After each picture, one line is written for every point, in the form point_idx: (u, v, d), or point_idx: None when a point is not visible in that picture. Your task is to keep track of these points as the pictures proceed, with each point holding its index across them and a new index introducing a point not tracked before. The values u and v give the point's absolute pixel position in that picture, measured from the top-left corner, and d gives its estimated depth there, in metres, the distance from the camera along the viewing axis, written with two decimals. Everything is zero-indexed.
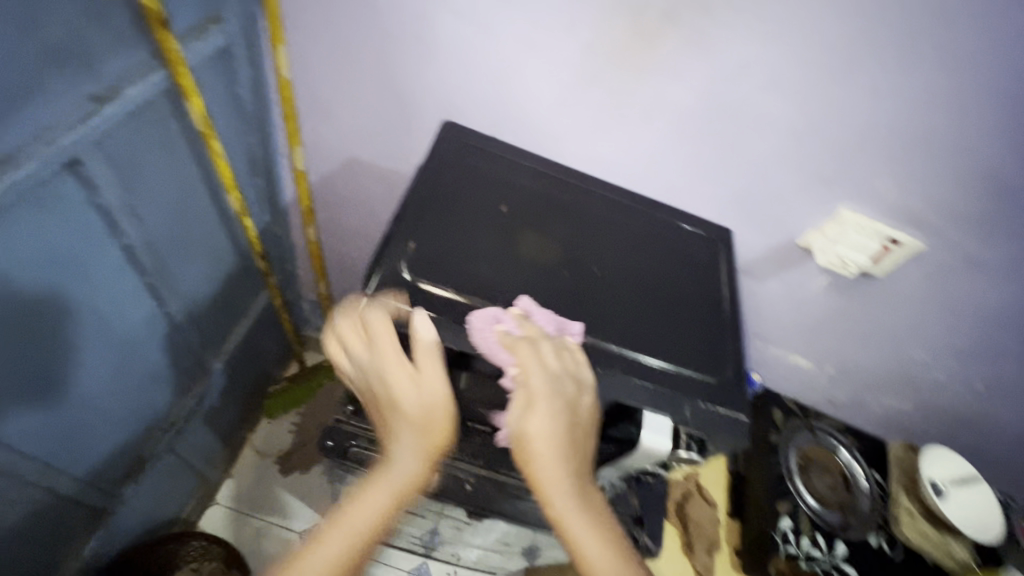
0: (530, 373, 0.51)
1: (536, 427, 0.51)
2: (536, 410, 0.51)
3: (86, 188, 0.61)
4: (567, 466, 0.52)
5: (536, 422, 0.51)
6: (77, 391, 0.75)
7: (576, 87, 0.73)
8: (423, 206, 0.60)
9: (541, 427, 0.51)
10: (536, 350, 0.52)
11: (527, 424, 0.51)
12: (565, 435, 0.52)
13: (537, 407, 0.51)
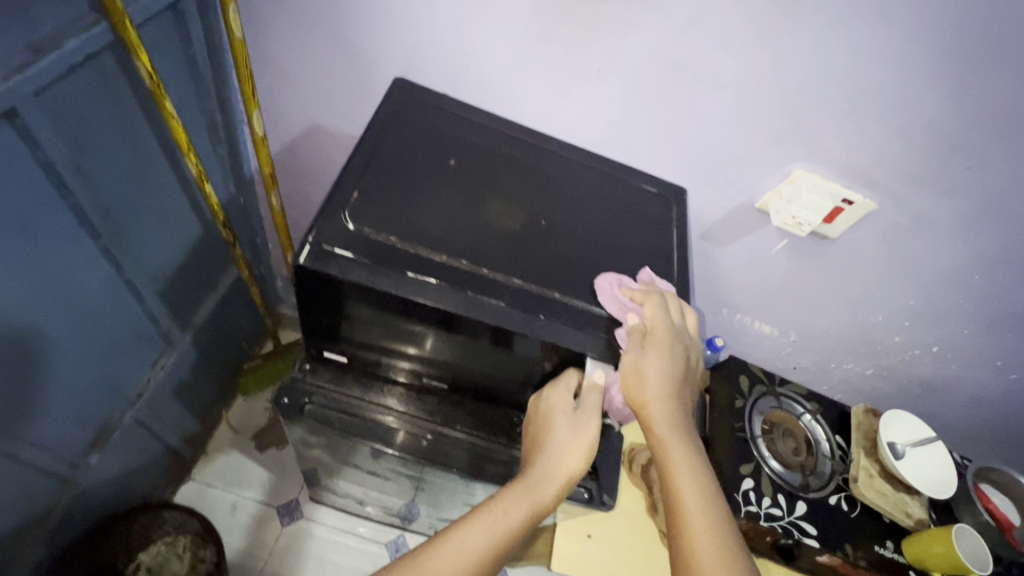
0: (655, 320, 0.57)
1: (658, 366, 0.56)
2: (657, 348, 0.56)
3: (27, 142, 0.60)
4: (677, 407, 0.57)
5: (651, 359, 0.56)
6: (32, 354, 0.74)
7: (530, 47, 0.73)
8: (370, 159, 0.60)
9: (663, 366, 0.56)
10: (663, 303, 0.58)
11: (648, 362, 0.55)
12: (679, 376, 0.57)
13: (665, 345, 0.56)
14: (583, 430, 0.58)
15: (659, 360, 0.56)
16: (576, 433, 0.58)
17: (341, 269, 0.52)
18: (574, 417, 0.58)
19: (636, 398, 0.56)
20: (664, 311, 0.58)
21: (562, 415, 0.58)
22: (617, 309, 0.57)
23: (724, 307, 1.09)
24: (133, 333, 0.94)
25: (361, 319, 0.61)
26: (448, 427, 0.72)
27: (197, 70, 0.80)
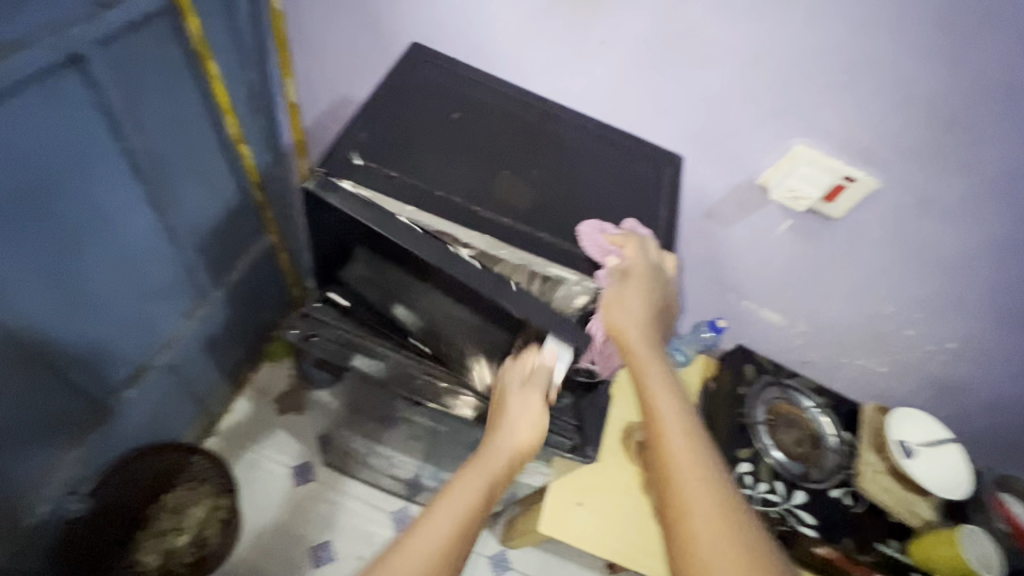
0: (637, 260, 0.61)
1: (636, 301, 0.61)
2: (636, 285, 0.61)
3: (89, 86, 0.69)
4: (652, 339, 0.62)
5: (630, 295, 0.61)
6: (83, 282, 0.84)
7: (538, 20, 0.78)
8: (379, 107, 0.66)
9: (637, 302, 0.62)
10: (643, 245, 0.63)
11: (630, 296, 0.61)
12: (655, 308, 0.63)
13: (641, 283, 0.61)
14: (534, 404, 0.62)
15: (641, 296, 0.61)
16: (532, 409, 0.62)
17: (340, 198, 0.58)
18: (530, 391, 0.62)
19: (617, 329, 0.61)
20: (643, 252, 0.62)
21: (514, 393, 0.63)
22: (598, 252, 0.61)
23: (730, 292, 1.10)
24: (170, 280, 1.03)
25: (361, 256, 0.67)
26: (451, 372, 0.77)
27: (240, 40, 0.89)
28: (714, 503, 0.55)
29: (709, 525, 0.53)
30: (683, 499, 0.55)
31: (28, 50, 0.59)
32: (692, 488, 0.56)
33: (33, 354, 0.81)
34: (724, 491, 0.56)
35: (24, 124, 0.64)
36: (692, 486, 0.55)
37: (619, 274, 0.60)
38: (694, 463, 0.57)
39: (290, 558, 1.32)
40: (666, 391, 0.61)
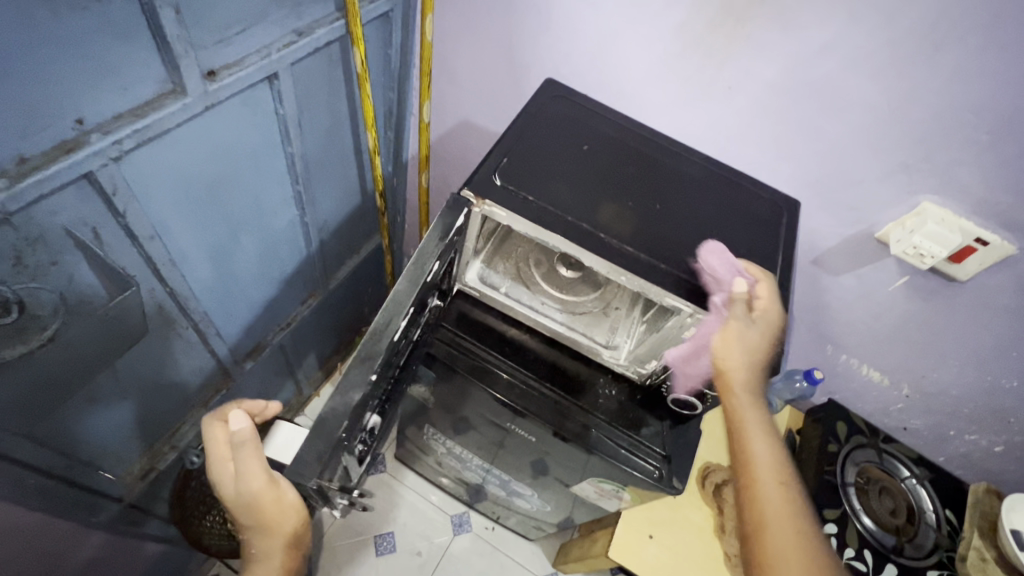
0: (763, 302, 0.66)
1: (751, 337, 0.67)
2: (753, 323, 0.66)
3: (275, 99, 0.81)
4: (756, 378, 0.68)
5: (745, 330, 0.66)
6: (237, 264, 0.96)
7: (666, 63, 0.83)
8: (519, 134, 0.73)
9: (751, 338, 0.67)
10: (770, 288, 0.66)
11: (746, 333, 0.66)
12: (765, 349, 0.67)
13: (760, 321, 0.66)
14: (257, 471, 0.58)
15: (754, 334, 0.66)
16: (256, 478, 0.58)
17: (431, 229, 0.66)
18: (243, 464, 0.58)
19: (723, 361, 0.67)
20: (773, 298, 0.66)
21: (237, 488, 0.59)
22: (721, 276, 0.65)
23: (827, 344, 1.07)
24: (296, 269, 1.15)
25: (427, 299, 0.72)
26: (541, 383, 0.81)
27: (389, 65, 1.01)
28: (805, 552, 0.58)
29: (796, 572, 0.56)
30: (764, 549, 0.59)
31: (243, 69, 0.71)
32: (774, 526, 0.60)
33: (194, 322, 0.92)
34: (815, 542, 0.58)
35: (226, 127, 0.75)
36: (783, 536, 0.59)
37: (741, 306, 0.65)
38: (784, 508, 0.61)
39: (355, 541, 1.39)
40: (761, 436, 0.66)
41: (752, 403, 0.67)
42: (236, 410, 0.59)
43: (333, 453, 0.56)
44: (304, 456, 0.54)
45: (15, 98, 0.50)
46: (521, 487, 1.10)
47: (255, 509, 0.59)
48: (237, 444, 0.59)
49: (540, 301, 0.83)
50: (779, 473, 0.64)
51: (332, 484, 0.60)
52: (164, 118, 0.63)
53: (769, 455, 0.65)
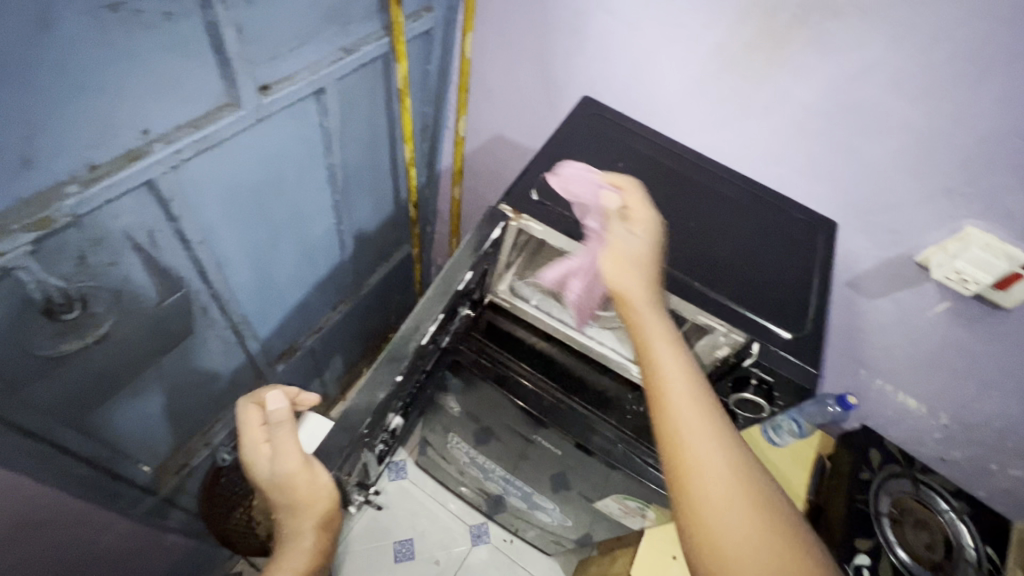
0: (639, 210, 0.66)
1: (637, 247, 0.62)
2: (630, 232, 0.63)
3: (320, 112, 0.84)
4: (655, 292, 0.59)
5: (625, 243, 0.62)
6: (275, 269, 0.99)
7: (702, 82, 0.83)
8: (556, 151, 0.74)
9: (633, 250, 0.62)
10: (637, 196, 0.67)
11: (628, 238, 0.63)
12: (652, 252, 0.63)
13: (637, 231, 0.64)
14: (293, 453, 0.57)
15: (637, 240, 0.63)
16: (292, 457, 0.57)
17: (465, 242, 0.69)
18: (280, 445, 0.58)
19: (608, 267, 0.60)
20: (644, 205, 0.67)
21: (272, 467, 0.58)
22: (589, 194, 0.69)
23: (861, 368, 1.04)
24: (330, 275, 1.19)
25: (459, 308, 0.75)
26: (568, 396, 0.81)
27: (427, 80, 1.04)
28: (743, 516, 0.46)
29: (739, 541, 0.45)
30: (693, 489, 0.47)
31: (293, 84, 0.74)
32: (701, 454, 0.48)
33: (232, 323, 0.96)
34: (740, 455, 0.49)
35: (274, 138, 0.79)
36: (710, 459, 0.48)
37: (612, 217, 0.66)
38: (702, 424, 0.50)
39: (374, 547, 1.41)
40: (666, 342, 0.55)
41: (653, 310, 0.57)
42: (273, 389, 0.62)
43: (353, 447, 0.60)
44: (327, 446, 0.58)
45: (90, 108, 0.54)
46: (542, 500, 1.09)
47: (289, 490, 0.57)
48: (273, 424, 0.60)
49: (570, 315, 0.84)
50: (700, 403, 0.52)
51: (351, 478, 0.63)
52: (218, 129, 0.66)
53: (679, 368, 0.54)
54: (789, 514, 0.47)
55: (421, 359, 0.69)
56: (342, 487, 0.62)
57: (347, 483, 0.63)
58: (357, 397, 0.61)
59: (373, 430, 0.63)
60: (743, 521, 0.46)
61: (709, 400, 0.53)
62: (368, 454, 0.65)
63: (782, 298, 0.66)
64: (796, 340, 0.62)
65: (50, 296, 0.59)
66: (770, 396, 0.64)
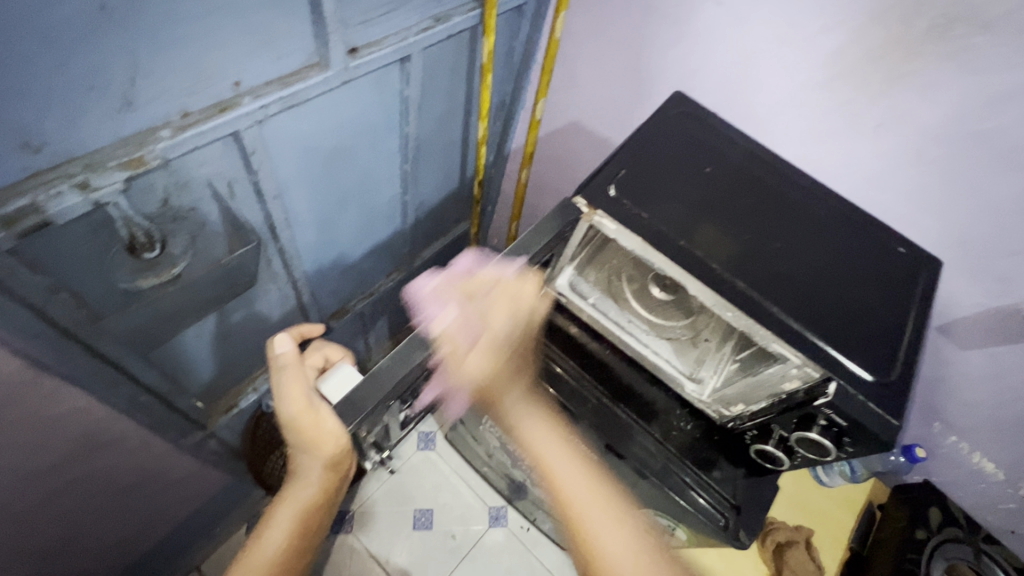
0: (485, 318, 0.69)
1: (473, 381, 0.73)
2: (472, 355, 0.69)
3: (403, 80, 0.83)
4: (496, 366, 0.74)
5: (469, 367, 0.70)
6: (338, 231, 1.00)
7: (810, 89, 0.77)
8: (640, 146, 0.70)
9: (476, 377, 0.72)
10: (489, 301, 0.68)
11: (471, 363, 0.70)
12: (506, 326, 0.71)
13: (476, 356, 0.70)
14: (297, 393, 0.59)
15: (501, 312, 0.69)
16: (296, 401, 0.59)
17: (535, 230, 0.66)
18: (288, 385, 0.60)
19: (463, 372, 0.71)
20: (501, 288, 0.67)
21: (281, 408, 0.60)
22: (439, 303, 0.71)
23: (935, 422, 0.96)
24: (388, 242, 1.19)
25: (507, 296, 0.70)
26: (612, 402, 0.81)
27: (511, 58, 1.00)
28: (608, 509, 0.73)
29: (587, 502, 0.73)
30: (584, 538, 0.71)
31: (380, 49, 0.73)
32: (601, 543, 0.70)
33: (291, 278, 0.98)
34: (626, 525, 0.71)
35: (355, 103, 0.79)
36: (608, 552, 0.69)
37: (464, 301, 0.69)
38: (585, 488, 0.74)
39: (394, 512, 1.44)
40: (559, 460, 0.76)
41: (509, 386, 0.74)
42: (280, 337, 0.63)
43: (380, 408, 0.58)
44: (359, 396, 0.56)
45: (190, 57, 0.55)
46: (568, 498, 1.07)
47: (297, 430, 0.58)
48: (281, 367, 0.63)
49: (627, 318, 0.81)
50: (614, 511, 0.73)
51: (369, 436, 0.61)
52: (306, 86, 0.67)
53: (573, 475, 0.76)
54: (631, 525, 0.72)
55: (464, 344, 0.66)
56: (359, 443, 0.60)
57: (362, 440, 0.60)
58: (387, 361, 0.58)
59: (404, 392, 0.61)
60: (618, 546, 0.69)
61: (569, 446, 0.79)
62: (392, 416, 0.63)
63: (872, 336, 0.60)
64: (879, 383, 0.57)
65: (133, 232, 0.62)
66: (839, 441, 0.58)
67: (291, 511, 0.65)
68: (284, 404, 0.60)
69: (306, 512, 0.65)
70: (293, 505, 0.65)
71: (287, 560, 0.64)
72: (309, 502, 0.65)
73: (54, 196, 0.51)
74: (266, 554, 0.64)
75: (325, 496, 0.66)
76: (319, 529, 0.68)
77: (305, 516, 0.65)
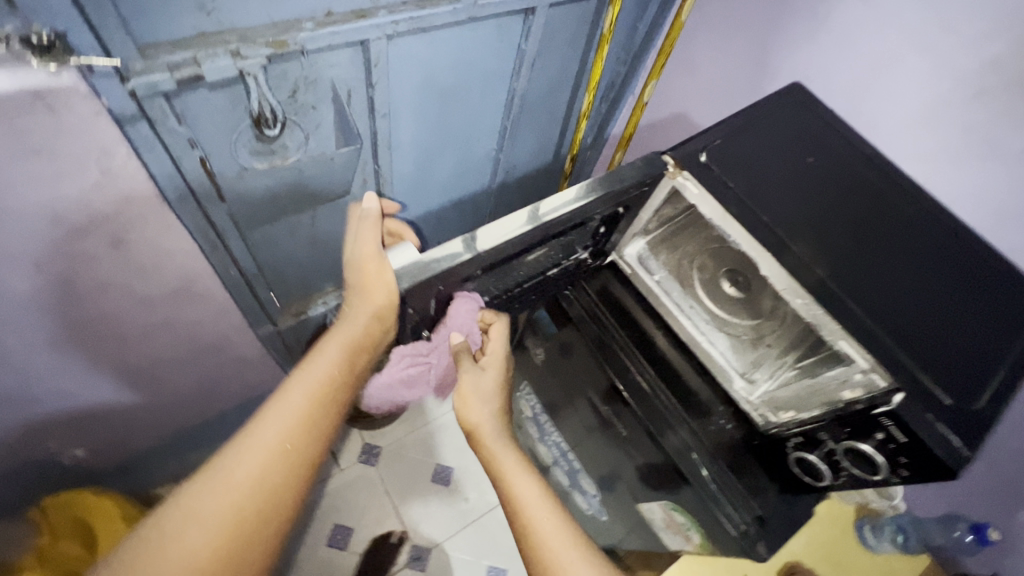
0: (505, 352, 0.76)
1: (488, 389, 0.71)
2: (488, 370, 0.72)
3: (523, 32, 0.87)
4: (502, 423, 0.69)
5: (479, 377, 0.71)
6: (432, 172, 1.06)
7: (947, 103, 0.70)
8: (744, 125, 0.69)
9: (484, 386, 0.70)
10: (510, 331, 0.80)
11: (483, 379, 0.71)
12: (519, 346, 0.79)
13: (491, 373, 0.72)
14: (368, 241, 0.64)
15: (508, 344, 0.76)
16: (366, 248, 0.64)
17: (612, 173, 0.66)
18: (361, 235, 0.65)
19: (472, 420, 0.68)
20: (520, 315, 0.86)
21: (350, 251, 0.65)
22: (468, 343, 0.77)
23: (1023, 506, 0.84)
24: (473, 198, 1.24)
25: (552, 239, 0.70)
26: (653, 379, 0.78)
27: (631, 38, 1.02)
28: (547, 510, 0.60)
29: None
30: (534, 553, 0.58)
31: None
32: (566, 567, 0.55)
33: (380, 204, 1.05)
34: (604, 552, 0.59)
35: (474, 44, 0.83)
36: None
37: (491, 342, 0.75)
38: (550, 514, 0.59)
39: (419, 461, 1.46)
40: (518, 471, 0.63)
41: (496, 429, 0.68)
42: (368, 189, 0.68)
43: (423, 287, 0.64)
44: (411, 271, 0.63)
45: None
46: (587, 482, 1.04)
47: (358, 270, 0.64)
48: (361, 219, 0.66)
49: (689, 303, 0.79)
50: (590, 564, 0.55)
51: (414, 314, 0.70)
52: (435, 12, 0.72)
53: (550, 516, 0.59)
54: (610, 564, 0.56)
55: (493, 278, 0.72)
56: (403, 306, 0.67)
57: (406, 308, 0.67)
58: (434, 253, 0.64)
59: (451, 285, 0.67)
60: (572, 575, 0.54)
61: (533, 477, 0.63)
62: (433, 304, 0.70)
63: (955, 359, 0.54)
64: (954, 407, 0.51)
65: (263, 109, 0.67)
66: (894, 461, 0.53)
67: (336, 347, 0.65)
68: (353, 249, 0.65)
69: (346, 355, 0.65)
70: (339, 343, 0.65)
71: (322, 402, 0.61)
72: (359, 339, 0.65)
73: (210, 55, 0.59)
74: (314, 378, 0.62)
75: (369, 341, 0.66)
76: (357, 377, 0.67)
77: (347, 357, 0.65)
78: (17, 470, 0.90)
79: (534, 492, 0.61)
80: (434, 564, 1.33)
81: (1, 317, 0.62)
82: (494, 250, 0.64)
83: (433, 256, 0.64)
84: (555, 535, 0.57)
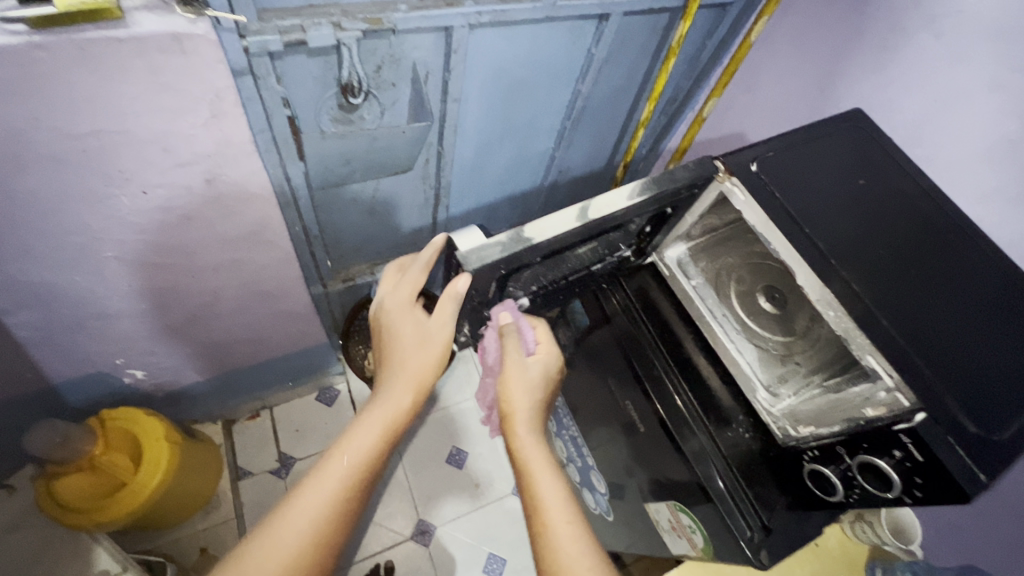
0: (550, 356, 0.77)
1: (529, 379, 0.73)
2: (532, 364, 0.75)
3: (595, 37, 0.92)
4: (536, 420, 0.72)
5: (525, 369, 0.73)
6: (490, 162, 1.12)
7: (1011, 144, 0.70)
8: (800, 142, 0.70)
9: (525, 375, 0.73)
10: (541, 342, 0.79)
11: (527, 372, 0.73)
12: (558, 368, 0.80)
13: (535, 367, 0.75)
14: (419, 315, 0.71)
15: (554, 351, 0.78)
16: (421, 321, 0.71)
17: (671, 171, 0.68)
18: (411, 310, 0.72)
19: (509, 406, 0.72)
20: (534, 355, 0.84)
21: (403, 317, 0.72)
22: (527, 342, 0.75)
23: None
24: (525, 193, 1.29)
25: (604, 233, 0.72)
26: (670, 378, 0.79)
27: (698, 54, 1.05)
28: (562, 506, 0.62)
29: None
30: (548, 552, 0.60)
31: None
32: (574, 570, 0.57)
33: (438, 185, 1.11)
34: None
35: (548, 42, 0.88)
36: None
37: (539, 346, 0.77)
38: (568, 514, 0.62)
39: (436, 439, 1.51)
40: (549, 472, 0.66)
41: (529, 427, 0.71)
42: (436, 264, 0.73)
43: (487, 272, 0.61)
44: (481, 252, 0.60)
45: None
46: (597, 480, 1.06)
47: (409, 334, 0.71)
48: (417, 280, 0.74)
49: (722, 312, 0.82)
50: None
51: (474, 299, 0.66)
52: (516, 8, 0.78)
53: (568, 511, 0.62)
54: None
55: (544, 268, 0.74)
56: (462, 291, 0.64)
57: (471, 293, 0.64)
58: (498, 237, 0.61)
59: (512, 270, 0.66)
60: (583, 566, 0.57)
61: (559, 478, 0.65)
62: (495, 289, 0.67)
63: (985, 391, 0.54)
64: (977, 435, 0.52)
65: (351, 79, 0.74)
66: (908, 481, 0.54)
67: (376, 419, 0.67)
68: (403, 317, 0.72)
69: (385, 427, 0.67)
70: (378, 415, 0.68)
71: (343, 500, 0.62)
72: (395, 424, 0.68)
73: (314, 24, 0.66)
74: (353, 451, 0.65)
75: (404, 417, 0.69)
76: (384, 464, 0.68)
77: (386, 428, 0.67)
78: (89, 378, 1.00)
79: (560, 492, 0.63)
80: (439, 539, 1.37)
81: (106, 230, 0.71)
82: (560, 236, 0.63)
83: (499, 241, 0.61)
84: (572, 539, 0.59)
